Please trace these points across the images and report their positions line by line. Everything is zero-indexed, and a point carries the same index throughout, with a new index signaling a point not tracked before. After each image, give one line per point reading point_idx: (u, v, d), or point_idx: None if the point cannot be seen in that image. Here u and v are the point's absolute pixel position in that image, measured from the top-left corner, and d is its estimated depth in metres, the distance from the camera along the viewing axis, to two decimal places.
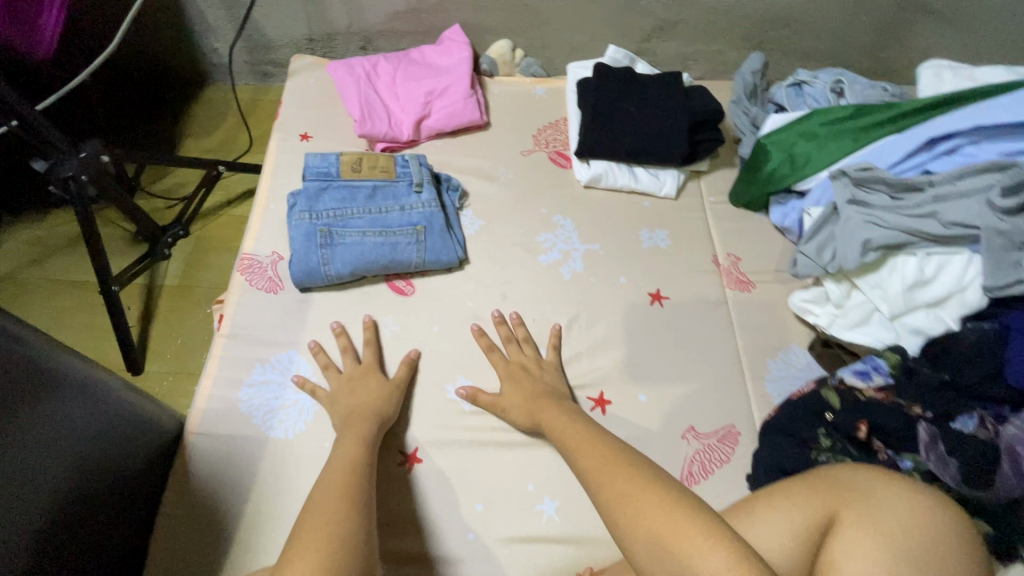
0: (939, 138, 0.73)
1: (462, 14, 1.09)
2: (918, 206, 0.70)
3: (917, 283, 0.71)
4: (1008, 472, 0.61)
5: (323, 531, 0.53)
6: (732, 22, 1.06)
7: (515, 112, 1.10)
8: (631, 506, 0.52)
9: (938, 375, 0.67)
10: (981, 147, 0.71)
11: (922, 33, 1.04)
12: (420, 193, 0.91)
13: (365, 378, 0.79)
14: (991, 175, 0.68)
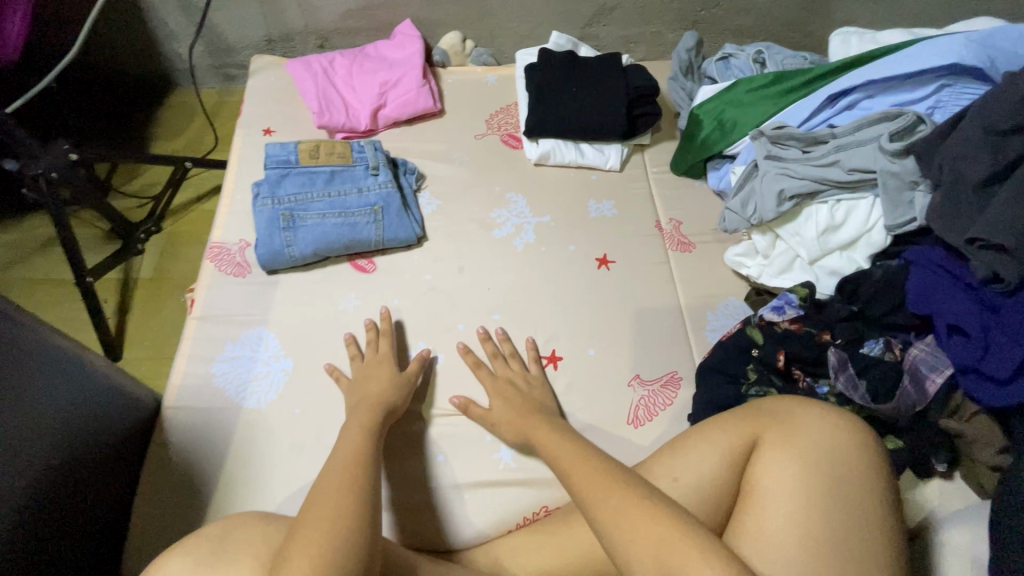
0: (840, 95, 0.80)
1: (412, 9, 1.15)
2: (824, 157, 0.77)
3: (830, 228, 0.78)
4: (908, 386, 0.68)
5: (327, 508, 0.55)
6: (665, 3, 1.13)
7: (468, 100, 1.17)
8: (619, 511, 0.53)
9: (847, 306, 0.73)
10: (876, 100, 0.79)
11: (841, 6, 1.12)
12: (377, 176, 0.97)
13: (378, 367, 0.81)
14: (883, 124, 0.75)
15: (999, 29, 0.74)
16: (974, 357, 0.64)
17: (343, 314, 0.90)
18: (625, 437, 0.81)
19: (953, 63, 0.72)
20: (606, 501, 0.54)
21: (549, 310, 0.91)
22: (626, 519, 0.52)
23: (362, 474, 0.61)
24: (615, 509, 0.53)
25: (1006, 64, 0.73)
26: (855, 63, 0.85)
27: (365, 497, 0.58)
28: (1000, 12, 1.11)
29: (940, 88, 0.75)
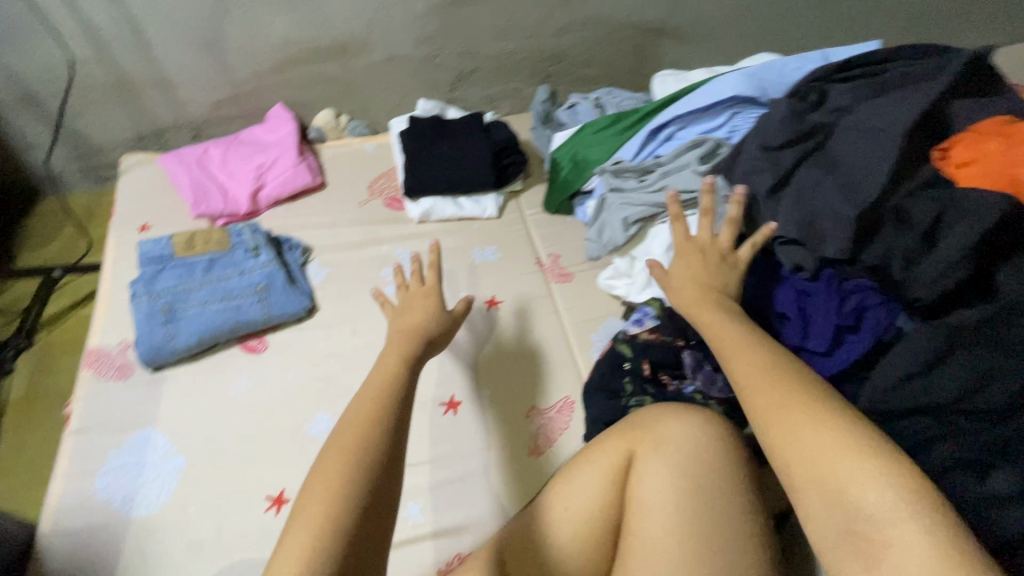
0: (658, 129, 0.93)
1: (280, 93, 1.20)
2: (654, 184, 0.88)
3: (672, 243, 0.87)
4: None
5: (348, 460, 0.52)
6: (517, 63, 1.25)
7: (348, 170, 1.22)
8: (786, 418, 0.54)
9: None
10: (688, 128, 0.91)
11: (666, 49, 1.28)
12: (258, 256, 0.99)
13: (422, 298, 0.77)
14: (692, 150, 0.88)
15: (768, 63, 0.88)
16: (800, 337, 0.74)
17: (235, 399, 0.89)
18: (528, 468, 0.84)
19: (734, 95, 0.86)
20: (768, 410, 0.56)
21: (445, 357, 0.94)
22: (779, 439, 0.54)
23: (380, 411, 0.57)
24: (780, 407, 0.55)
25: (775, 91, 0.87)
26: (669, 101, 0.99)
27: (388, 429, 0.56)
28: (794, 42, 1.32)
29: (733, 116, 0.89)
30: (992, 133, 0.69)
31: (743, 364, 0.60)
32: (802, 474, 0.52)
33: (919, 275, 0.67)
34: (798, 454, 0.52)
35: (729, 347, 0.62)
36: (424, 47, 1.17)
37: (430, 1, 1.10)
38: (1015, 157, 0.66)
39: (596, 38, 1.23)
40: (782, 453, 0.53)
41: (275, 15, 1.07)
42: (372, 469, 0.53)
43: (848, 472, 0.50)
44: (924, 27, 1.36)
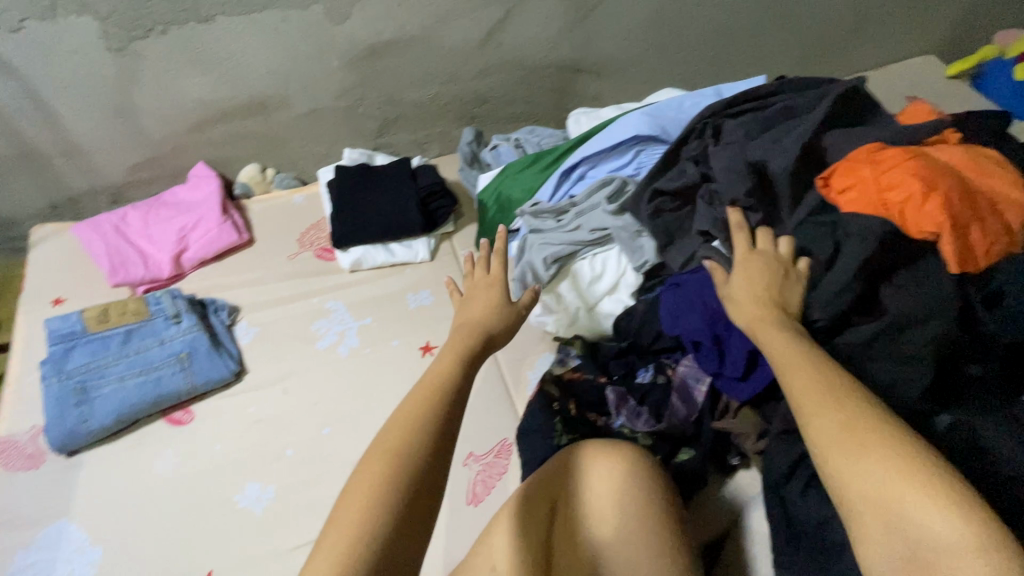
0: (570, 170, 0.96)
1: (201, 152, 1.18)
2: (570, 224, 0.91)
3: (593, 279, 0.89)
4: (676, 404, 0.78)
5: (383, 464, 0.52)
6: (442, 107, 1.26)
7: (276, 224, 1.21)
8: (849, 437, 0.52)
9: (614, 345, 0.86)
10: (598, 166, 0.95)
11: (587, 85, 1.32)
12: (179, 322, 0.96)
13: (486, 289, 0.75)
14: (602, 190, 0.91)
15: (665, 103, 0.93)
16: (715, 364, 0.77)
17: (158, 478, 0.85)
18: (467, 518, 0.83)
19: (636, 134, 0.90)
20: (826, 431, 0.53)
21: (380, 411, 0.94)
22: (840, 467, 0.51)
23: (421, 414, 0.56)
24: (841, 431, 0.53)
25: (674, 128, 0.92)
26: (581, 140, 1.02)
27: (434, 431, 0.55)
28: (707, 71, 1.38)
29: (638, 152, 0.92)
30: (863, 159, 0.74)
31: (801, 381, 0.58)
32: (861, 505, 0.49)
33: (821, 299, 0.70)
34: (860, 483, 0.50)
35: (786, 359, 0.60)
36: (346, 97, 1.18)
37: (346, 55, 1.11)
38: (885, 182, 0.71)
39: (518, 79, 1.26)
40: (841, 483, 0.51)
41: (186, 77, 1.05)
42: (410, 470, 0.52)
43: (913, 504, 0.47)
44: (824, 50, 1.45)
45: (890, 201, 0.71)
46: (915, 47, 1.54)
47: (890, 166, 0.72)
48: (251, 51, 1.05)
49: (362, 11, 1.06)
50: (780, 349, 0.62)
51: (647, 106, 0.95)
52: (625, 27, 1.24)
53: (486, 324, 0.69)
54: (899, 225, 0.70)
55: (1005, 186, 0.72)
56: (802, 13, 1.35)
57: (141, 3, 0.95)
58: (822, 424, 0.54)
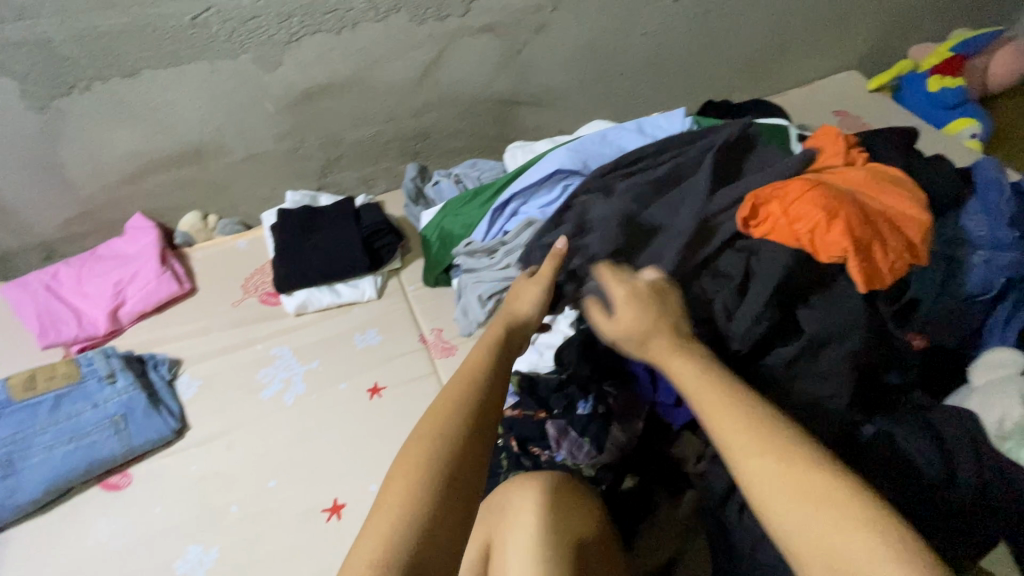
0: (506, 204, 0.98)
1: (137, 203, 1.17)
2: (501, 262, 0.94)
3: None
4: (616, 434, 0.79)
5: (422, 451, 0.54)
6: (384, 144, 1.27)
7: (219, 270, 1.19)
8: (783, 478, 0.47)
9: (554, 377, 0.84)
10: (531, 200, 0.97)
11: (528, 115, 1.35)
12: (114, 383, 0.94)
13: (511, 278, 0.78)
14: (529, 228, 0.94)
15: (587, 140, 1.00)
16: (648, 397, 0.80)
17: (93, 548, 0.83)
18: None
19: (557, 169, 0.95)
20: (758, 469, 0.48)
21: (327, 459, 0.92)
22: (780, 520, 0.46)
23: (467, 403, 0.59)
24: (779, 478, 0.47)
25: (595, 163, 0.97)
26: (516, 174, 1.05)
27: (470, 419, 0.57)
28: (645, 95, 1.42)
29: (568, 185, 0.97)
30: (769, 195, 0.78)
31: (732, 418, 0.51)
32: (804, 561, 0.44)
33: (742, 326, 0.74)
34: (797, 526, 0.45)
35: (701, 390, 0.55)
36: (285, 141, 1.18)
37: (281, 100, 1.12)
38: (792, 214, 0.76)
39: (458, 113, 1.28)
40: (782, 526, 0.46)
41: (116, 131, 1.05)
42: (448, 455, 0.54)
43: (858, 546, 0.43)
44: (754, 70, 1.51)
45: (797, 228, 0.75)
46: (842, 62, 1.61)
47: (793, 197, 0.77)
48: (182, 102, 1.05)
49: (293, 57, 1.07)
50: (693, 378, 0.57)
51: (571, 142, 1.01)
52: (559, 59, 1.28)
53: (524, 316, 0.72)
54: (810, 252, 0.74)
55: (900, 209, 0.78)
56: (729, 38, 1.41)
57: (62, 62, 0.95)
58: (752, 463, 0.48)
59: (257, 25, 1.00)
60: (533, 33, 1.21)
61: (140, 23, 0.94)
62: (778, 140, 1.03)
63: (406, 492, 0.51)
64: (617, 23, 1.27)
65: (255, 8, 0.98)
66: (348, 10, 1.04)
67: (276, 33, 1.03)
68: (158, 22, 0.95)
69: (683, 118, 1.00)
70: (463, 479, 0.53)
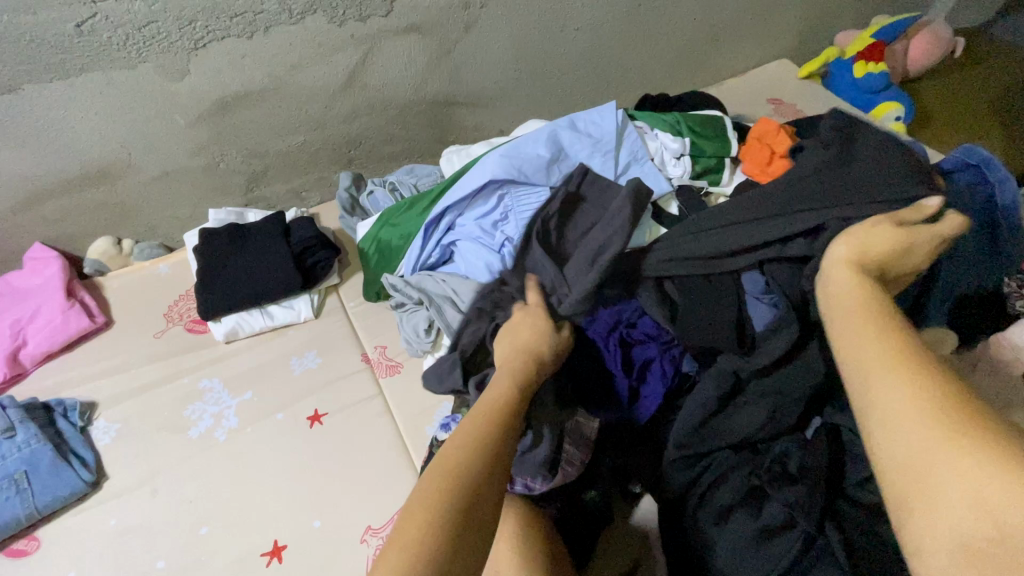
0: (440, 220, 0.95)
1: (37, 232, 1.06)
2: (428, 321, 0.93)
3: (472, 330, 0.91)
4: (569, 452, 0.73)
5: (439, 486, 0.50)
6: (314, 154, 1.20)
7: (137, 299, 1.10)
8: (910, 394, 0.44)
9: None
10: (466, 216, 0.95)
11: (465, 116, 1.31)
12: (14, 437, 0.84)
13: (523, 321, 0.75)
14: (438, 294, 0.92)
15: (520, 143, 0.95)
16: (612, 405, 0.78)
17: None
18: None
19: (491, 180, 0.91)
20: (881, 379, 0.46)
21: (266, 496, 0.85)
22: (901, 415, 0.43)
23: (467, 459, 0.52)
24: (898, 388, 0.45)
25: (531, 167, 0.93)
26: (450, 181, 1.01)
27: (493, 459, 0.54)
28: (583, 89, 1.41)
29: (503, 194, 0.93)
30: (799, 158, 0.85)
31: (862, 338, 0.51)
32: (920, 449, 0.41)
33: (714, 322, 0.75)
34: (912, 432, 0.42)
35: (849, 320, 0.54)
36: (202, 155, 1.10)
37: (192, 113, 1.03)
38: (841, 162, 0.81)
39: (391, 116, 1.22)
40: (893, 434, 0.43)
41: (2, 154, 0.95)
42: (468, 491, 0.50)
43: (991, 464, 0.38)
44: (689, 61, 1.52)
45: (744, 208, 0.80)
46: (773, 51, 1.64)
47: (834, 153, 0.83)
48: (76, 119, 0.96)
49: (201, 66, 0.99)
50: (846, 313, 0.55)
51: (505, 146, 0.96)
52: (491, 58, 1.24)
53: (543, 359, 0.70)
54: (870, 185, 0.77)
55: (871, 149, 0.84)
56: (663, 30, 1.41)
57: None
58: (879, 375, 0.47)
59: (155, 31, 0.92)
60: (462, 32, 1.17)
61: (14, 31, 0.85)
62: (715, 130, 1.03)
63: (412, 543, 0.46)
64: (549, 18, 1.24)
65: (151, 12, 0.90)
66: (257, 13, 0.97)
67: (178, 39, 0.94)
68: (36, 30, 0.86)
69: (616, 111, 0.98)
70: (476, 527, 0.48)
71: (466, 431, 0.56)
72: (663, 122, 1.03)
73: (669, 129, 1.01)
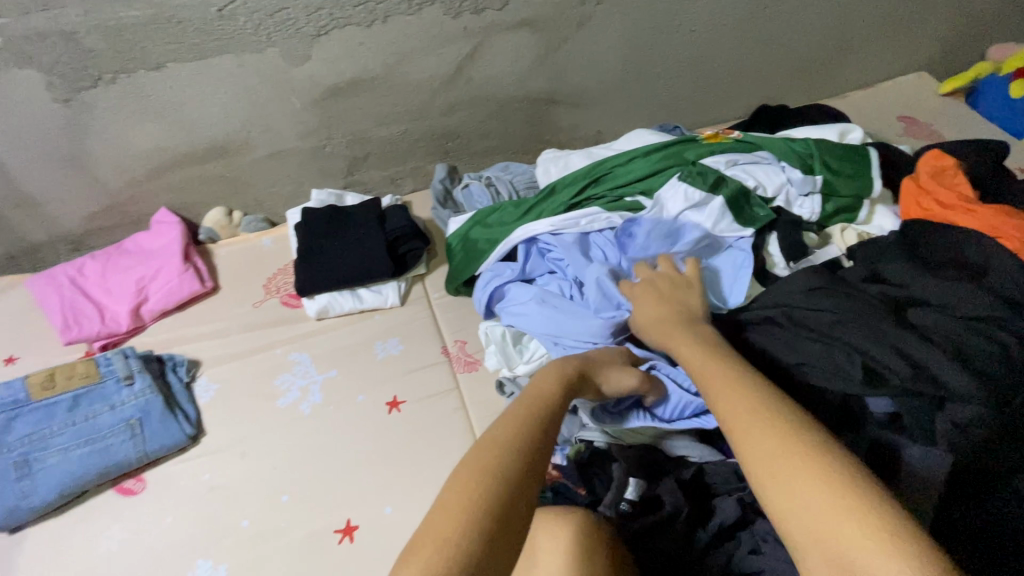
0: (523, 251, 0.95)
1: (163, 198, 1.15)
2: None
3: None
4: (669, 502, 0.68)
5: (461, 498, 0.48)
6: (412, 143, 1.22)
7: (242, 269, 1.16)
8: (775, 454, 0.48)
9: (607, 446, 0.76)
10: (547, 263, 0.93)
11: (564, 115, 1.27)
12: (131, 385, 0.92)
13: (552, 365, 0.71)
14: None
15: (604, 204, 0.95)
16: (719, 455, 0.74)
17: (101, 557, 0.81)
18: None
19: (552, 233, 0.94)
20: (752, 436, 0.51)
21: (342, 473, 0.89)
22: (769, 467, 0.48)
23: (492, 472, 0.50)
24: (765, 443, 0.50)
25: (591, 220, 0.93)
26: (548, 196, 0.99)
27: (513, 464, 0.51)
28: (691, 93, 1.33)
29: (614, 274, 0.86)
30: (957, 206, 0.83)
31: (725, 396, 0.57)
32: (788, 499, 0.46)
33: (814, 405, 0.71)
34: (782, 491, 0.46)
35: (712, 376, 0.60)
36: (311, 138, 1.14)
37: (307, 97, 1.08)
38: (993, 219, 0.80)
39: (492, 112, 1.21)
40: (767, 488, 0.48)
41: (142, 126, 1.03)
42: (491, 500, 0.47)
43: (843, 516, 0.43)
44: (810, 69, 1.39)
45: (808, 303, 0.76)
46: (910, 63, 1.48)
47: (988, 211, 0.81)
48: (206, 96, 1.02)
49: (321, 52, 1.02)
50: (706, 367, 0.62)
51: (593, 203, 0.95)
52: (600, 58, 1.20)
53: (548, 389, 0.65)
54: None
55: (968, 219, 0.81)
56: (785, 33, 1.30)
57: (88, 54, 0.92)
58: (739, 432, 0.52)
59: (286, 17, 0.96)
60: (574, 28, 1.14)
61: (166, 13, 0.91)
62: (855, 164, 0.90)
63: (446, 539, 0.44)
64: (665, 17, 1.18)
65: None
66: (379, 3, 0.99)
67: (304, 26, 0.98)
68: (184, 13, 0.92)
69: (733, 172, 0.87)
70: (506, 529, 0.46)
71: (484, 445, 0.54)
72: (794, 152, 0.91)
73: (798, 162, 0.90)
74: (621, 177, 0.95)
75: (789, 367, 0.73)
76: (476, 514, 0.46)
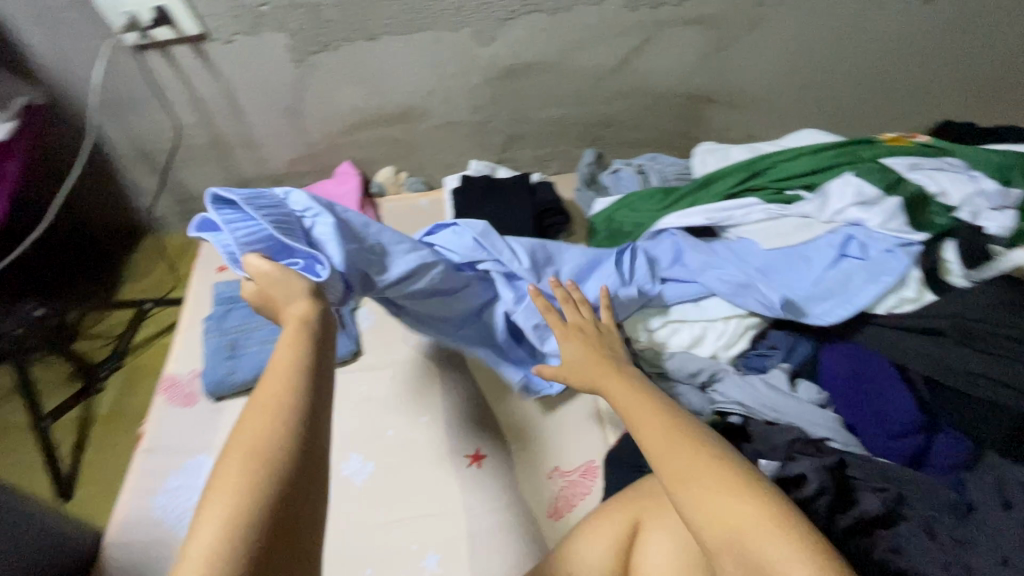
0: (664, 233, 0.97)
1: (349, 153, 1.34)
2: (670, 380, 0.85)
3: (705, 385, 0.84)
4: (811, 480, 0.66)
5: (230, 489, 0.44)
6: (567, 127, 1.30)
7: (402, 220, 1.31)
8: (697, 479, 0.55)
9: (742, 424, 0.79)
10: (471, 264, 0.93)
11: (718, 114, 1.29)
12: None
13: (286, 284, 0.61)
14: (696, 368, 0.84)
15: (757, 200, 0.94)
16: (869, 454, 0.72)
17: None
18: (544, 528, 0.83)
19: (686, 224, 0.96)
20: (679, 470, 0.57)
21: (478, 406, 0.96)
22: (698, 493, 0.55)
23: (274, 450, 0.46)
24: (687, 469, 0.57)
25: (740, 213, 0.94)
26: (701, 186, 1.01)
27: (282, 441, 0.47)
28: (856, 104, 1.28)
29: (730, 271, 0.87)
30: None
31: (652, 430, 0.62)
32: (718, 520, 0.53)
33: (987, 418, 0.69)
34: (711, 512, 0.53)
35: (636, 413, 0.65)
36: (479, 113, 1.27)
37: (485, 74, 1.20)
38: None
39: (647, 105, 1.26)
40: (694, 511, 0.54)
41: (348, 88, 1.21)
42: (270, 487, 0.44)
43: (758, 528, 0.51)
44: (999, 88, 1.29)
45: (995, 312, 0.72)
46: None
47: None
48: (403, 66, 1.18)
49: (506, 34, 1.13)
50: (629, 403, 0.68)
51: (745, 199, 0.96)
52: (766, 60, 1.20)
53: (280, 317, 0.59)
54: None
55: None
56: (978, 47, 1.21)
57: (324, 23, 1.10)
58: (669, 465, 0.58)
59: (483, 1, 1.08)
60: (747, 28, 1.15)
61: None
62: None
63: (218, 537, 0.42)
64: (845, 23, 1.15)
65: None
66: None
67: (497, 9, 1.09)
68: None
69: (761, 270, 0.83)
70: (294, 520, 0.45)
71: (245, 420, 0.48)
72: (990, 165, 0.87)
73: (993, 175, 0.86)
74: (784, 171, 0.96)
75: (964, 377, 0.71)
76: (252, 514, 0.43)
